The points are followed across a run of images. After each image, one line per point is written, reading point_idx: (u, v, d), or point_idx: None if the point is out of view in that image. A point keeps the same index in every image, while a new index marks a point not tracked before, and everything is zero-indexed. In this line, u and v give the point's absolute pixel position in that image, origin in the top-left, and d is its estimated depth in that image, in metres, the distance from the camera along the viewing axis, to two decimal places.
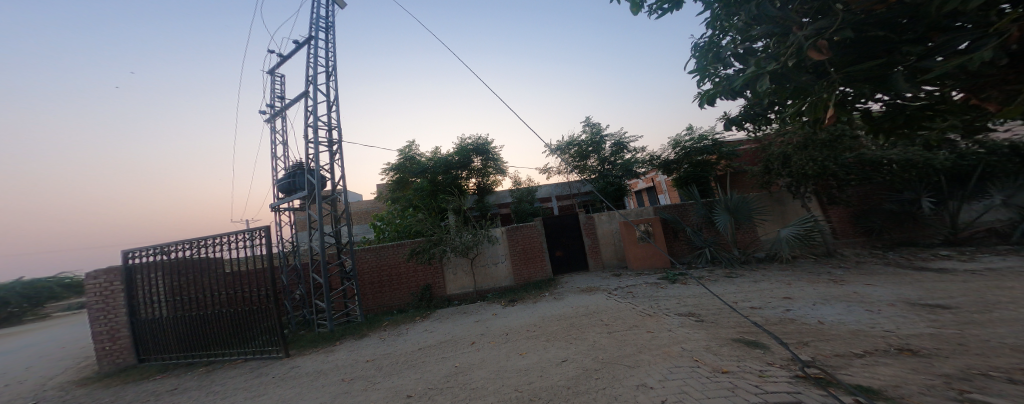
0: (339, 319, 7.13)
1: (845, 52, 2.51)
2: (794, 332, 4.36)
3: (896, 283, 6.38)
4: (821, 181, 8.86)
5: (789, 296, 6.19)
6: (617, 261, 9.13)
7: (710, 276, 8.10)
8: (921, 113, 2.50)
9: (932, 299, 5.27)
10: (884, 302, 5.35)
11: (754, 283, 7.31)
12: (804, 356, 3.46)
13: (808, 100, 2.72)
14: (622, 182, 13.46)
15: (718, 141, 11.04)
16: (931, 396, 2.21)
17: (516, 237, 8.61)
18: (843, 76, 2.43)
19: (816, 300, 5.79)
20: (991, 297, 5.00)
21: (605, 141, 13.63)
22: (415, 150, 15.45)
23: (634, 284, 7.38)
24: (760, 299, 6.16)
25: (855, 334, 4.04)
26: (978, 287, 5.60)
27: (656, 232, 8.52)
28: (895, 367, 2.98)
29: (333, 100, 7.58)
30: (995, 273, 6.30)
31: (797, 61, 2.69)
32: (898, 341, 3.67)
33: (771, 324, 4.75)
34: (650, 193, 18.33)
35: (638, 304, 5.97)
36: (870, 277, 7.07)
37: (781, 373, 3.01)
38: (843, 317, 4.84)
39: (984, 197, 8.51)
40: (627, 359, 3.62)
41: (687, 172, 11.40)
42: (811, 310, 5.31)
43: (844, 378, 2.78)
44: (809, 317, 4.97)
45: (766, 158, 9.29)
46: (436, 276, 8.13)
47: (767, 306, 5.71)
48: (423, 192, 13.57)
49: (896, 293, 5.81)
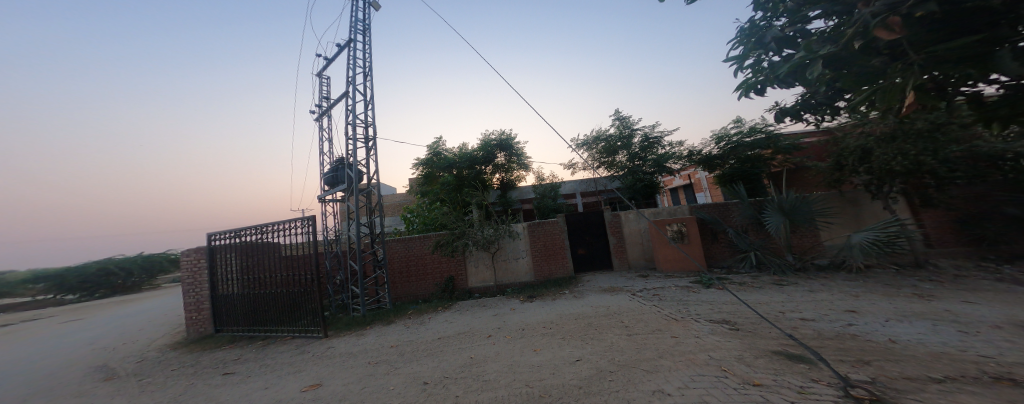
0: (371, 305, 7.63)
1: (932, 27, 2.11)
2: (855, 349, 3.84)
3: (999, 303, 5.32)
4: (913, 178, 7.57)
5: (853, 310, 5.45)
6: (645, 262, 8.69)
7: (755, 283, 7.39)
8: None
9: None
10: (985, 323, 4.50)
11: (808, 293, 6.54)
12: (861, 375, 3.05)
13: (877, 87, 2.32)
14: (654, 179, 12.74)
15: (773, 134, 9.88)
16: None
17: (539, 233, 8.56)
18: (926, 57, 2.05)
19: (889, 316, 5.03)
20: None
21: (635, 135, 12.93)
22: (441, 146, 15.90)
23: (663, 286, 6.99)
24: (815, 311, 5.52)
25: (934, 358, 3.45)
26: None
27: (690, 232, 7.93)
28: (983, 397, 2.51)
29: (370, 99, 8.02)
30: None
31: (863, 42, 2.33)
32: (996, 369, 3.08)
33: (824, 339, 4.23)
34: (686, 191, 17.15)
35: (665, 307, 5.65)
36: (967, 294, 5.98)
37: (826, 391, 2.68)
38: (923, 337, 4.16)
39: None
40: (645, 364, 3.45)
41: (734, 168, 10.46)
42: (881, 327, 4.63)
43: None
44: (875, 334, 4.34)
45: (838, 152, 8.24)
46: (459, 269, 8.36)
47: (821, 319, 5.08)
48: (447, 187, 14.02)
49: (1004, 314, 4.85)
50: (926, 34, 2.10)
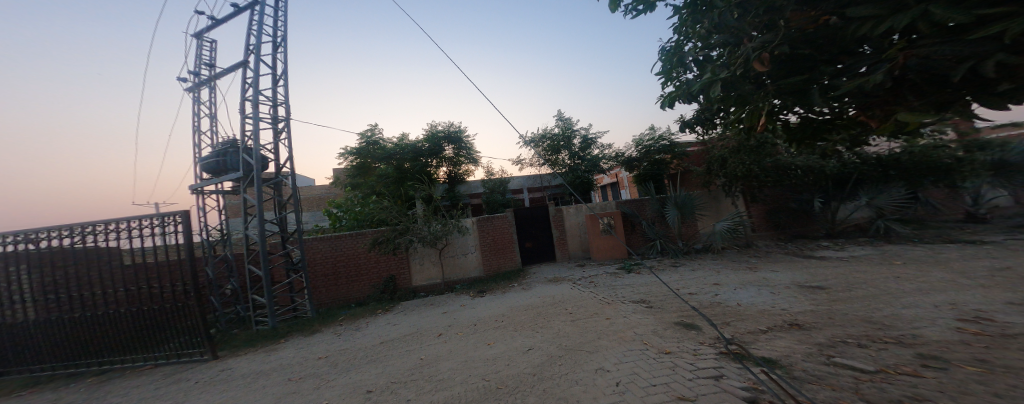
0: (285, 315, 6.56)
1: (780, 66, 2.60)
2: (720, 313, 4.93)
3: (793, 270, 7.47)
4: (747, 182, 9.99)
5: (718, 282, 6.98)
6: (582, 252, 9.50)
7: (659, 265, 8.83)
8: (824, 126, 2.74)
9: (814, 281, 6.29)
10: (782, 285, 6.31)
11: (693, 271, 8.10)
12: (727, 334, 3.93)
13: (747, 109, 2.76)
14: (591, 177, 13.98)
15: (673, 142, 11.81)
16: (809, 363, 2.76)
17: (486, 228, 8.53)
18: (776, 88, 2.51)
19: (736, 285, 6.62)
20: (849, 279, 6.15)
21: (575, 135, 13.94)
22: (377, 133, 14.30)
23: (596, 273, 7.78)
24: (695, 285, 6.86)
25: (762, 315, 4.66)
26: (850, 270, 6.84)
27: (618, 224, 8.99)
28: (789, 339, 3.53)
29: (282, 75, 6.74)
30: (860, 258, 7.76)
31: (744, 70, 2.71)
32: (789, 317, 4.37)
33: (708, 307, 5.31)
34: (614, 188, 19.28)
35: (599, 292, 6.31)
36: (776, 264, 8.24)
37: (710, 350, 3.39)
38: (753, 299, 5.58)
39: (853, 199, 9.97)
40: (588, 345, 3.81)
41: (648, 168, 12.13)
42: (733, 293, 6.03)
43: (755, 351, 3.24)
44: (728, 300, 5.65)
45: (708, 160, 10.27)
46: (400, 268, 7.76)
47: (703, 292, 6.35)
48: (388, 180, 12.83)
49: (789, 277, 6.90)
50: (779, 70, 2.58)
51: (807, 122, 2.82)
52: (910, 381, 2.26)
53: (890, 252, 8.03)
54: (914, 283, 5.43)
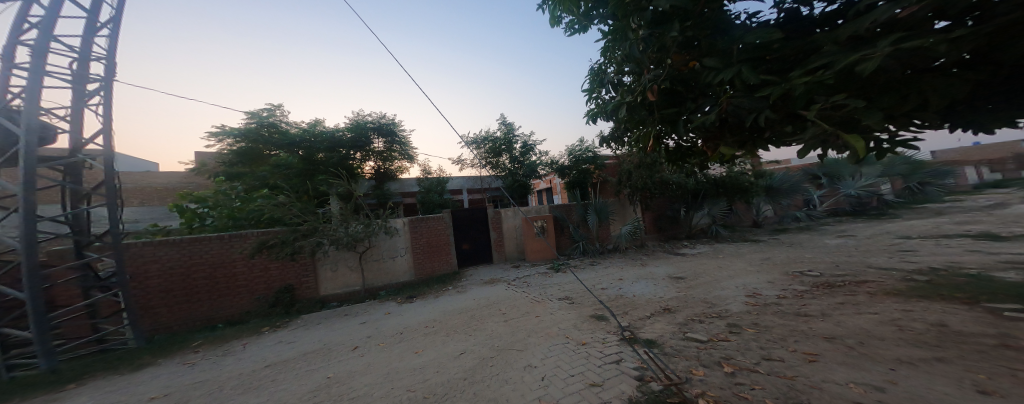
0: (80, 352, 4.53)
1: (666, 97, 2.86)
2: (622, 302, 5.53)
3: (668, 263, 8.65)
4: (641, 192, 11.37)
5: (620, 276, 7.66)
6: (517, 254, 9.72)
7: (580, 264, 9.62)
8: (688, 151, 3.45)
9: (679, 272, 7.46)
10: (661, 275, 7.34)
11: (605, 268, 8.89)
12: (624, 322, 4.47)
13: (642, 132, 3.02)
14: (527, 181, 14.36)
15: (597, 154, 13.03)
16: (673, 340, 3.65)
17: (418, 229, 8.04)
18: (662, 117, 2.83)
19: (636, 277, 7.42)
20: (698, 271, 7.42)
21: (516, 140, 14.18)
22: (280, 117, 12.06)
23: (529, 274, 8.05)
24: (605, 280, 7.42)
25: (647, 303, 5.36)
26: (703, 261, 8.53)
27: (549, 227, 9.62)
28: (667, 323, 4.28)
29: (108, 23, 5.05)
30: (712, 252, 9.75)
31: (643, 96, 2.92)
32: (662, 303, 5.26)
33: (607, 294, 6.12)
34: (548, 194, 20.37)
35: (532, 292, 6.57)
36: (657, 257, 9.64)
37: (614, 338, 3.86)
38: (642, 290, 6.19)
39: (707, 208, 12.02)
40: (518, 344, 3.91)
41: (578, 175, 13.10)
42: (633, 286, 6.62)
43: (644, 335, 3.88)
44: (626, 293, 6.11)
45: (619, 173, 11.62)
46: (302, 277, 6.60)
47: (605, 280, 7.34)
48: (293, 171, 10.64)
49: (672, 266, 8.22)
50: (669, 100, 2.85)
51: (681, 149, 3.45)
52: (723, 345, 3.34)
53: (728, 249, 10.02)
54: (734, 272, 7.02)
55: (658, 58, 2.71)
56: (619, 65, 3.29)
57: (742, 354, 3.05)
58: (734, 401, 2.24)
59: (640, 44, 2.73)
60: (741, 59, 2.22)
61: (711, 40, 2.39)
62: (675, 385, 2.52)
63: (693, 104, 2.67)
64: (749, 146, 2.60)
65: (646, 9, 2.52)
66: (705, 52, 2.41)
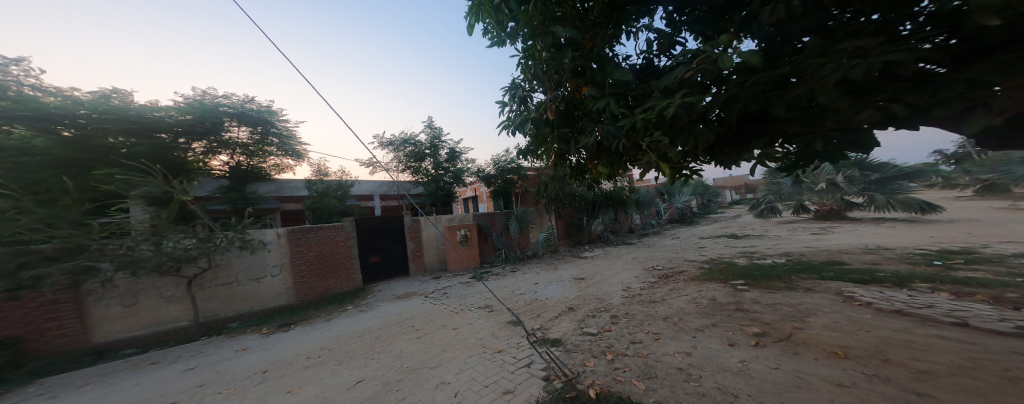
0: None
1: (564, 118, 3.26)
2: (535, 305, 5.88)
3: (575, 265, 9.56)
4: (554, 201, 12.34)
5: (537, 281, 8.00)
6: (438, 264, 9.45)
7: (501, 271, 9.78)
8: (585, 168, 3.96)
9: (583, 273, 8.26)
10: (570, 276, 8.09)
11: (523, 274, 9.23)
12: (536, 324, 4.75)
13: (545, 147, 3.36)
14: (449, 189, 13.87)
15: (520, 165, 13.39)
16: (573, 336, 4.07)
17: (302, 243, 6.84)
18: (559, 135, 3.21)
19: (551, 280, 7.91)
20: (597, 271, 8.44)
21: (442, 146, 13.88)
22: (22, 77, 6.01)
23: (450, 285, 7.87)
24: (521, 285, 7.76)
25: (555, 304, 5.82)
26: (604, 261, 9.70)
27: (472, 236, 9.79)
28: (572, 321, 4.71)
29: None
30: (611, 253, 11.13)
31: (545, 114, 3.26)
32: (570, 302, 5.81)
33: (514, 299, 6.43)
34: (473, 202, 20.41)
35: (450, 303, 6.44)
36: (571, 260, 10.61)
37: (524, 341, 4.07)
38: (553, 292, 6.69)
39: (606, 218, 13.63)
40: (431, 361, 3.76)
41: (503, 185, 13.37)
42: (546, 289, 7.06)
43: (551, 335, 4.23)
44: (540, 296, 6.50)
45: (539, 184, 12.38)
46: (41, 321, 4.19)
47: (523, 284, 7.74)
48: (37, 160, 5.15)
49: (582, 268, 9.09)
50: (566, 120, 3.23)
51: (580, 166, 3.94)
52: (610, 336, 3.97)
53: (617, 251, 11.66)
54: (628, 269, 8.22)
55: (556, 80, 3.13)
56: (530, 83, 3.57)
57: (620, 341, 3.73)
58: (615, 385, 2.75)
59: (543, 66, 3.08)
60: (611, 92, 2.76)
61: (592, 72, 2.95)
62: (571, 380, 2.87)
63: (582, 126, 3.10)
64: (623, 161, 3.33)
65: (547, 33, 2.82)
66: (590, 81, 2.96)
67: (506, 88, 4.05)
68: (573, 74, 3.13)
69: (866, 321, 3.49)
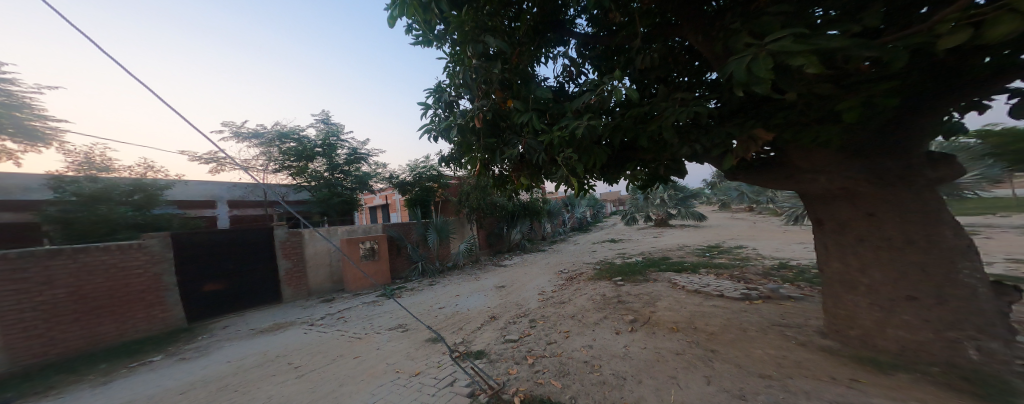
0: None
1: (490, 127, 3.28)
2: (455, 318, 5.65)
3: (496, 274, 9.56)
4: (476, 211, 12.30)
5: (458, 293, 7.73)
6: (329, 285, 8.02)
7: (418, 286, 9.09)
8: (507, 179, 4.06)
9: (503, 281, 8.38)
10: (492, 285, 8.08)
11: (442, 286, 8.79)
12: (457, 339, 4.55)
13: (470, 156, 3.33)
14: (349, 194, 12.41)
15: (441, 173, 12.97)
16: (497, 347, 4.02)
17: (26, 276, 4.13)
18: (485, 146, 3.21)
19: (473, 291, 7.70)
20: (513, 277, 8.78)
21: (340, 145, 12.44)
22: None
23: (349, 307, 6.85)
24: (437, 299, 7.31)
25: (477, 314, 5.74)
26: (521, 268, 10.08)
27: (380, 249, 8.99)
28: (495, 331, 4.67)
29: None
30: (528, 260, 11.65)
31: (471, 123, 3.22)
32: (491, 311, 5.80)
33: (426, 314, 6.17)
34: (382, 210, 18.73)
35: (349, 328, 5.55)
36: (489, 269, 10.69)
37: (446, 359, 3.86)
38: (474, 303, 6.56)
39: (524, 226, 14.29)
40: (323, 400, 3.08)
41: (419, 193, 12.68)
42: (466, 301, 6.87)
43: (473, 348, 4.12)
44: (461, 308, 6.31)
45: (461, 193, 12.17)
46: None
47: (442, 297, 7.50)
48: None
49: (501, 275, 9.25)
50: (491, 130, 3.25)
51: (503, 177, 4.04)
52: (531, 340, 4.08)
53: (533, 257, 12.31)
54: (542, 274, 8.74)
55: (485, 90, 3.12)
56: (457, 90, 3.49)
57: (538, 344, 3.88)
58: (537, 389, 2.80)
59: (472, 73, 3.04)
60: (534, 107, 2.92)
61: (518, 86, 3.06)
62: (497, 392, 2.81)
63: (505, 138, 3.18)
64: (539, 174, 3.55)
65: (478, 43, 2.81)
66: (515, 95, 3.05)
67: (430, 92, 3.89)
68: (501, 86, 3.14)
69: (682, 300, 4.66)
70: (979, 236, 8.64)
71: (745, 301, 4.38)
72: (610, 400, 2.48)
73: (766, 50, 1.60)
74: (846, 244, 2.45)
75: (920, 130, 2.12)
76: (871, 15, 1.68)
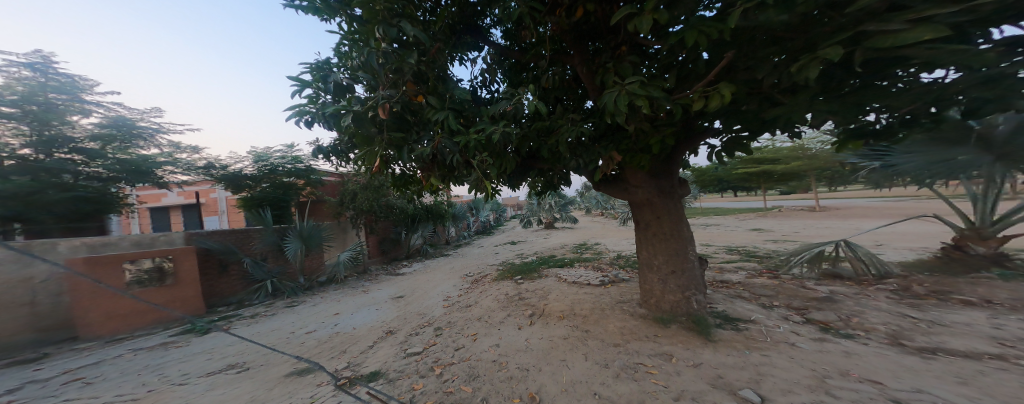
0: None
1: (397, 120, 2.94)
2: (336, 343, 4.64)
3: (390, 284, 8.62)
4: (366, 215, 10.71)
5: (337, 312, 6.35)
6: (30, 338, 4.22)
7: (269, 310, 6.62)
8: (410, 179, 3.72)
9: (399, 292, 7.62)
10: (383, 299, 7.07)
11: (311, 307, 6.81)
12: (341, 364, 3.76)
13: (369, 150, 2.88)
14: (87, 189, 6.27)
15: (311, 166, 10.13)
16: (397, 364, 3.55)
17: None
18: (388, 139, 2.81)
19: (355, 309, 6.48)
20: (408, 286, 8.11)
21: (77, 108, 6.33)
22: None
23: (103, 358, 3.90)
24: (306, 322, 5.73)
25: (368, 331, 5.02)
26: (417, 276, 9.35)
27: (181, 266, 5.70)
28: (390, 348, 4.16)
29: None
30: (424, 268, 10.86)
31: (373, 111, 2.78)
32: (383, 326, 5.16)
33: (277, 335, 5.12)
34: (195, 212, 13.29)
35: (102, 391, 3.05)
36: (378, 280, 9.40)
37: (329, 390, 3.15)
38: (362, 320, 5.66)
39: (423, 230, 13.44)
40: None
41: (262, 191, 9.64)
42: (350, 319, 5.78)
43: (363, 370, 3.54)
44: (344, 327, 5.38)
45: (342, 192, 10.35)
46: None
47: (314, 312, 6.52)
48: None
49: (393, 286, 8.33)
50: (399, 124, 2.90)
51: (406, 177, 3.68)
52: (434, 350, 3.84)
53: (433, 263, 11.63)
54: (439, 280, 8.39)
55: (393, 79, 2.79)
56: (354, 72, 2.97)
57: (445, 352, 3.70)
58: (447, 399, 2.64)
59: (378, 56, 2.63)
60: (449, 107, 2.82)
61: (434, 82, 2.93)
62: None
63: (414, 136, 2.90)
64: (450, 176, 3.40)
65: (391, 25, 2.48)
66: (431, 90, 2.90)
67: (312, 68, 3.17)
68: (413, 77, 2.88)
69: (566, 290, 5.30)
70: (735, 231, 13.04)
71: (602, 285, 5.35)
72: (518, 394, 2.58)
73: (626, 89, 2.05)
74: (641, 240, 3.69)
75: (672, 166, 3.54)
76: (673, 77, 2.35)
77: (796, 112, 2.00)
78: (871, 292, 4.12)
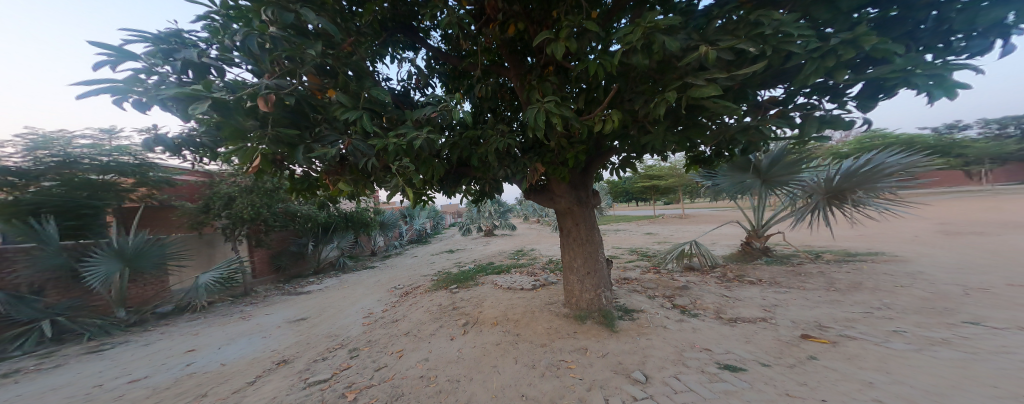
0: None
1: (288, 115, 2.52)
2: (187, 387, 3.49)
3: (286, 306, 7.32)
4: (252, 225, 8.70)
5: (191, 348, 4.81)
6: None
7: (45, 362, 4.26)
8: (316, 181, 3.27)
9: (301, 313, 6.62)
10: (273, 325, 5.87)
11: (139, 348, 4.82)
12: None
13: (236, 145, 2.19)
14: None
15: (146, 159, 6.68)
16: (292, 398, 3.03)
17: None
18: (271, 134, 2.27)
19: (220, 342, 5.06)
20: (316, 307, 7.08)
21: None
22: None
23: None
24: (138, 366, 4.18)
25: (247, 365, 4.08)
26: (328, 294, 8.19)
27: None
28: (284, 380, 3.53)
29: None
30: (337, 284, 9.57)
31: (252, 101, 2.29)
32: (275, 356, 4.33)
33: (81, 379, 3.80)
34: None
35: None
36: (273, 301, 7.90)
37: None
38: (242, 351, 4.64)
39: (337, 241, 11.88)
40: None
41: (34, 195, 5.36)
42: (215, 354, 4.54)
43: None
44: (224, 358, 4.41)
45: (209, 195, 8.01)
46: None
47: (163, 338, 5.24)
48: None
49: (293, 309, 7.12)
50: (286, 120, 2.50)
51: (312, 179, 3.23)
52: (346, 375, 3.45)
53: (351, 278, 10.38)
54: (356, 297, 7.53)
55: (289, 68, 2.44)
56: (228, 52, 2.44)
57: (362, 375, 3.37)
58: None
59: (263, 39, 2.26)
60: (363, 107, 2.62)
61: (346, 79, 2.63)
62: None
63: (317, 134, 2.59)
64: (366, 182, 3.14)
65: (284, 8, 2.14)
66: (341, 86, 2.59)
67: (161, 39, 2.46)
68: (316, 69, 2.55)
69: (501, 296, 5.35)
70: (642, 235, 14.89)
71: (534, 289, 5.62)
72: None
73: (544, 108, 2.22)
74: (564, 244, 4.00)
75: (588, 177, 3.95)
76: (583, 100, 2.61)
77: (655, 141, 2.40)
78: (708, 279, 5.23)
